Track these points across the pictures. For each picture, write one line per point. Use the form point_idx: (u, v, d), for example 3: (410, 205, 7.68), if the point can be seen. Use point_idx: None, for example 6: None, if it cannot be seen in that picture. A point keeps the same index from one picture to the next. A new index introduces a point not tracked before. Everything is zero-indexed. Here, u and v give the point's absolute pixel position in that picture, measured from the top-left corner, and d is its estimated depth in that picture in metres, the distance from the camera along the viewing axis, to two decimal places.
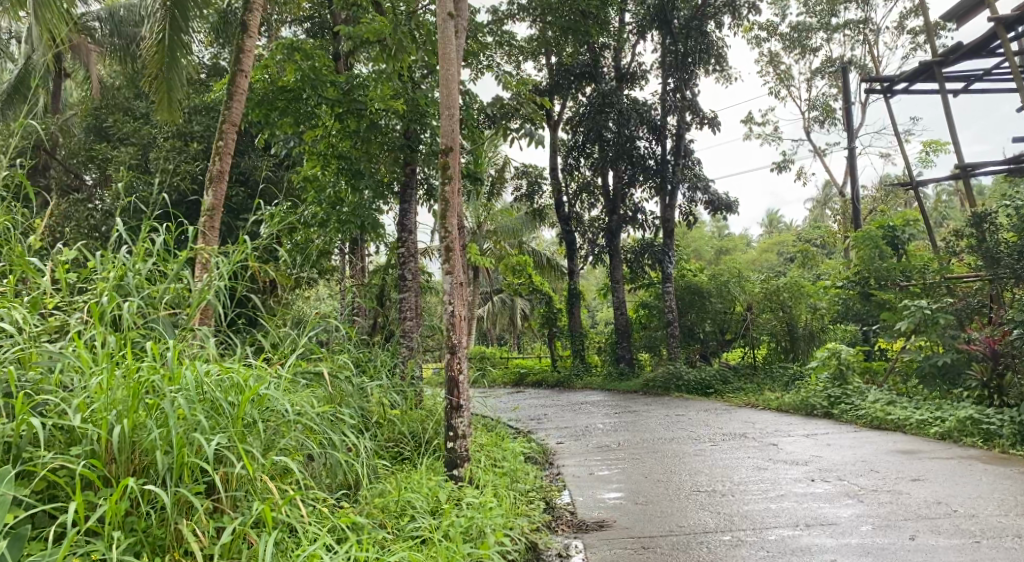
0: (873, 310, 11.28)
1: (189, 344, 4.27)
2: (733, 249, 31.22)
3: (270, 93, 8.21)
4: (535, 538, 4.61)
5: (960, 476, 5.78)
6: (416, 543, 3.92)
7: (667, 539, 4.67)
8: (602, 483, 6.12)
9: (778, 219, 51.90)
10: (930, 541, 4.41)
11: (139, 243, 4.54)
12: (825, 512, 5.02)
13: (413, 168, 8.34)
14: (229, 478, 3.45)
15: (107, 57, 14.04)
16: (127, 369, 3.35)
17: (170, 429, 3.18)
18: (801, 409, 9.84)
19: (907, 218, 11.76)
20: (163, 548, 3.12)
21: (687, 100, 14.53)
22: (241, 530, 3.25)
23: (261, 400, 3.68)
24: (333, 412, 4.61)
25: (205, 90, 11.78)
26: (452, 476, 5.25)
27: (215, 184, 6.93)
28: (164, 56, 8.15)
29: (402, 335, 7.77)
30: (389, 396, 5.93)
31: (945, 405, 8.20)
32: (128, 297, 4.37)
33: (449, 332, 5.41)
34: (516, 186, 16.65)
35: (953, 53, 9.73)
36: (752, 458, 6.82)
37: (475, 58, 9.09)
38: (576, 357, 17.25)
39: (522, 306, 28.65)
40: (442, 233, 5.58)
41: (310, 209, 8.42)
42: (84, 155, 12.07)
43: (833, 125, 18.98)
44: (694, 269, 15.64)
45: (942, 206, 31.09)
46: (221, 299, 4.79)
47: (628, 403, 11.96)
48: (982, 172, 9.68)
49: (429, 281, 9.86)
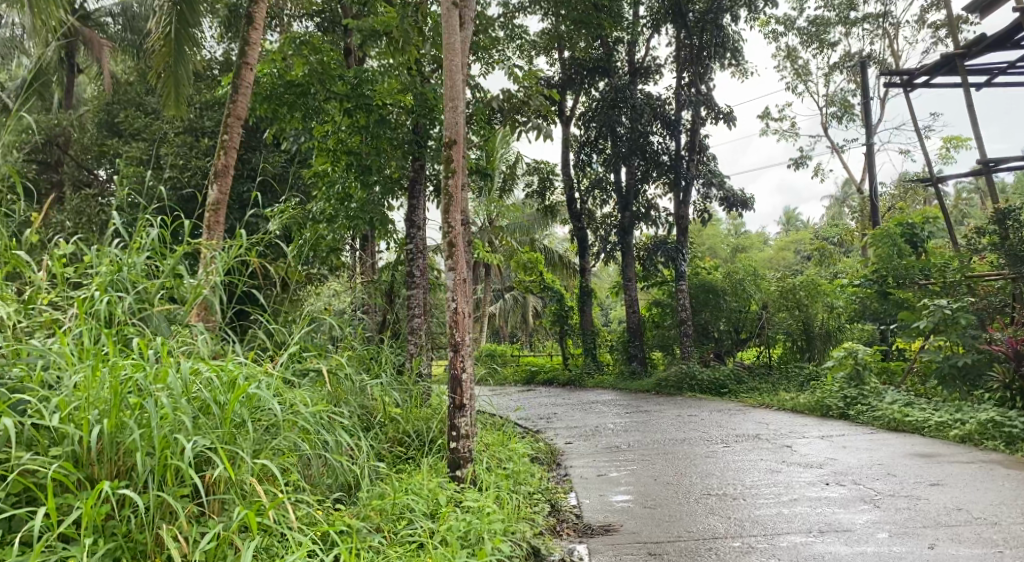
0: (892, 310, 11.02)
1: (182, 343, 4.15)
2: (749, 247, 30.90)
3: (278, 87, 7.97)
4: (538, 543, 4.47)
5: (981, 481, 5.58)
6: (411, 548, 3.79)
7: (675, 545, 4.50)
8: (610, 485, 5.97)
9: (795, 216, 51.35)
10: (950, 551, 4.21)
11: (133, 236, 4.41)
12: (840, 518, 4.83)
13: (423, 164, 8.20)
14: (218, 479, 3.36)
15: (119, 52, 13.95)
16: (112, 367, 3.26)
17: (152, 429, 3.07)
18: (816, 410, 9.64)
19: (926, 215, 11.51)
20: (144, 552, 3.03)
21: (702, 94, 14.23)
22: (226, 535, 3.15)
23: (251, 399, 3.57)
24: (331, 410, 4.49)
25: (214, 86, 11.66)
26: (453, 477, 5.12)
27: (220, 179, 6.80)
28: (170, 49, 8.04)
29: (410, 332, 7.64)
30: (391, 394, 5.79)
31: (965, 407, 7.97)
32: (122, 291, 4.24)
33: (452, 330, 5.27)
34: (527, 182, 16.47)
35: (976, 45, 9.49)
36: (765, 460, 6.65)
37: (487, 53, 8.91)
38: (587, 356, 17.08)
39: (535, 304, 28.57)
40: (445, 228, 5.44)
41: (319, 205, 8.27)
42: (96, 150, 12.00)
43: (851, 121, 18.66)
44: (707, 268, 15.33)
45: (961, 205, 30.67)
46: (218, 294, 4.67)
47: (640, 403, 11.76)
48: (1005, 167, 9.42)
49: (438, 279, 9.71)
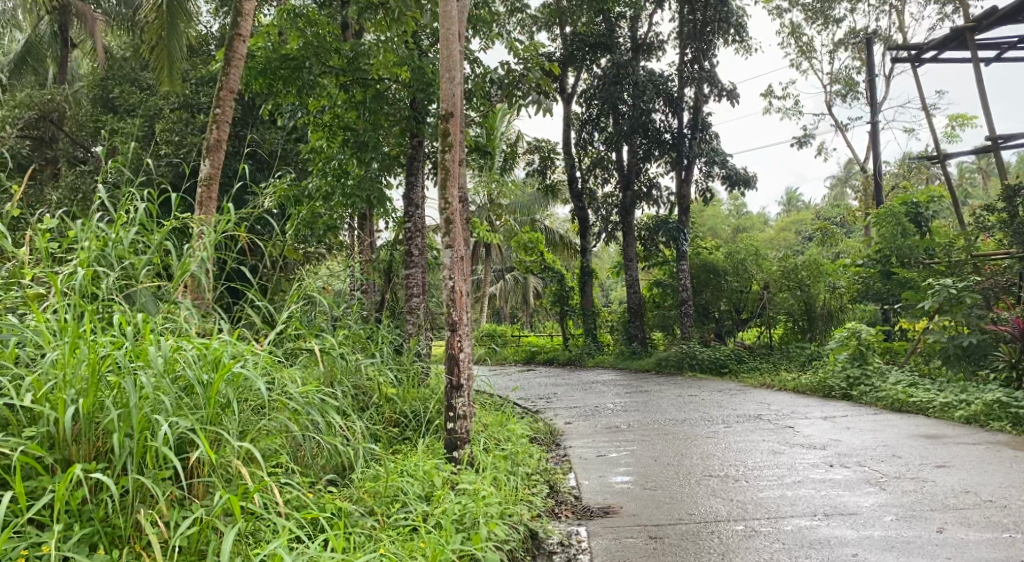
0: (895, 290, 10.89)
1: (168, 322, 4.01)
2: (749, 226, 30.80)
3: (272, 61, 7.59)
4: (536, 526, 4.36)
5: (988, 463, 5.47)
6: (403, 532, 3.68)
7: (676, 528, 4.39)
8: (610, 466, 5.85)
9: (797, 196, 51.02)
10: (960, 535, 4.09)
11: (119, 209, 4.20)
12: (845, 501, 4.72)
13: (421, 141, 8.00)
14: (202, 462, 3.27)
15: (113, 25, 13.66)
16: (90, 344, 3.15)
17: (129, 409, 2.97)
18: (818, 390, 9.54)
19: (930, 194, 11.30)
20: (122, 539, 2.94)
21: (705, 70, 13.98)
22: (208, 520, 3.05)
23: (236, 378, 3.44)
24: (323, 390, 4.36)
25: (209, 61, 11.41)
26: (451, 459, 4.99)
27: (212, 153, 6.56)
28: (163, 22, 7.78)
29: (408, 312, 7.49)
30: (387, 374, 5.64)
31: (971, 387, 7.84)
32: (107, 267, 4.09)
33: (449, 309, 5.12)
34: (528, 161, 16.28)
35: (987, 18, 9.28)
36: (767, 441, 6.53)
37: (487, 26, 8.65)
38: (587, 336, 16.97)
39: (535, 284, 28.48)
40: (443, 204, 5.24)
41: (314, 182, 8.11)
42: (92, 126, 11.77)
43: (855, 99, 18.40)
44: (709, 246, 15.13)
45: (965, 183, 30.37)
46: (209, 271, 4.47)
47: (640, 383, 11.66)
48: (1013, 144, 9.25)
49: (437, 257, 9.57)
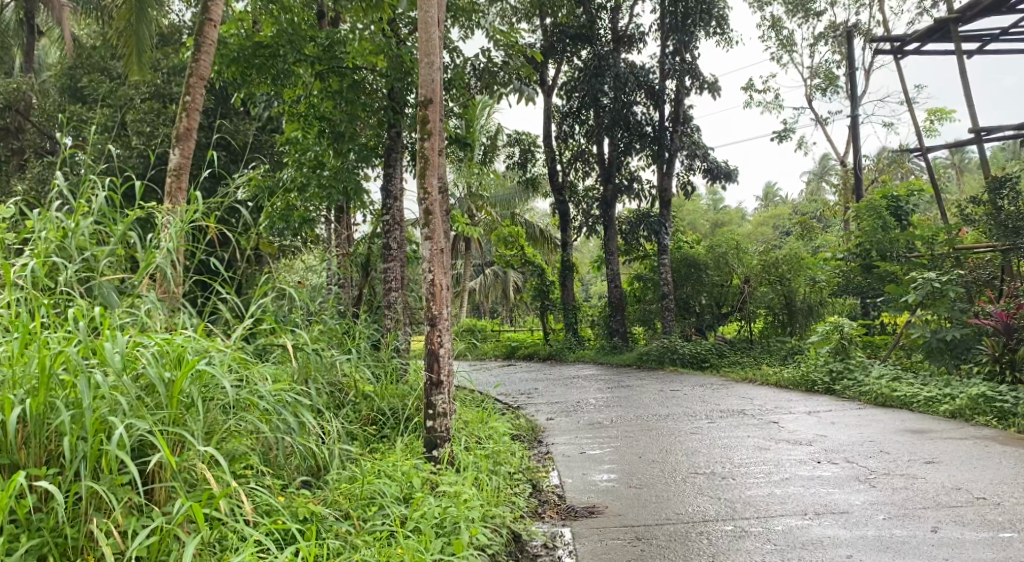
0: (875, 283, 10.81)
1: (132, 315, 3.79)
2: (727, 220, 30.79)
3: (246, 49, 7.24)
4: (519, 528, 4.21)
5: (977, 458, 5.38)
6: (380, 538, 3.50)
7: (663, 528, 4.25)
8: (594, 463, 5.70)
9: (774, 190, 51.30)
10: (955, 534, 3.98)
11: (77, 196, 3.93)
12: (835, 499, 4.61)
13: (400, 132, 7.74)
14: (163, 466, 3.09)
15: (80, 13, 13.26)
16: (40, 341, 2.97)
17: (82, 410, 2.80)
18: (801, 384, 9.44)
19: (910, 186, 11.24)
20: (75, 550, 2.79)
21: (686, 63, 13.90)
22: (168, 529, 2.88)
23: (201, 376, 3.24)
24: (295, 388, 4.16)
25: (181, 50, 11.09)
26: (430, 458, 4.79)
27: (182, 143, 6.27)
28: (130, 7, 7.45)
29: (386, 307, 7.29)
30: (363, 371, 5.43)
31: (954, 381, 7.79)
32: (66, 260, 3.86)
33: (429, 304, 4.93)
34: (507, 155, 16.10)
35: (971, 9, 9.18)
36: (753, 437, 6.42)
37: (467, 16, 8.42)
38: (567, 329, 16.85)
39: (514, 278, 28.46)
40: (423, 195, 5.03)
41: (289, 173, 7.88)
42: (58, 117, 11.40)
43: (835, 93, 18.36)
44: (690, 241, 15.08)
45: (941, 177, 30.52)
46: (177, 263, 4.23)
47: (620, 378, 11.52)
48: (996, 137, 9.20)
49: (414, 250, 9.36)
